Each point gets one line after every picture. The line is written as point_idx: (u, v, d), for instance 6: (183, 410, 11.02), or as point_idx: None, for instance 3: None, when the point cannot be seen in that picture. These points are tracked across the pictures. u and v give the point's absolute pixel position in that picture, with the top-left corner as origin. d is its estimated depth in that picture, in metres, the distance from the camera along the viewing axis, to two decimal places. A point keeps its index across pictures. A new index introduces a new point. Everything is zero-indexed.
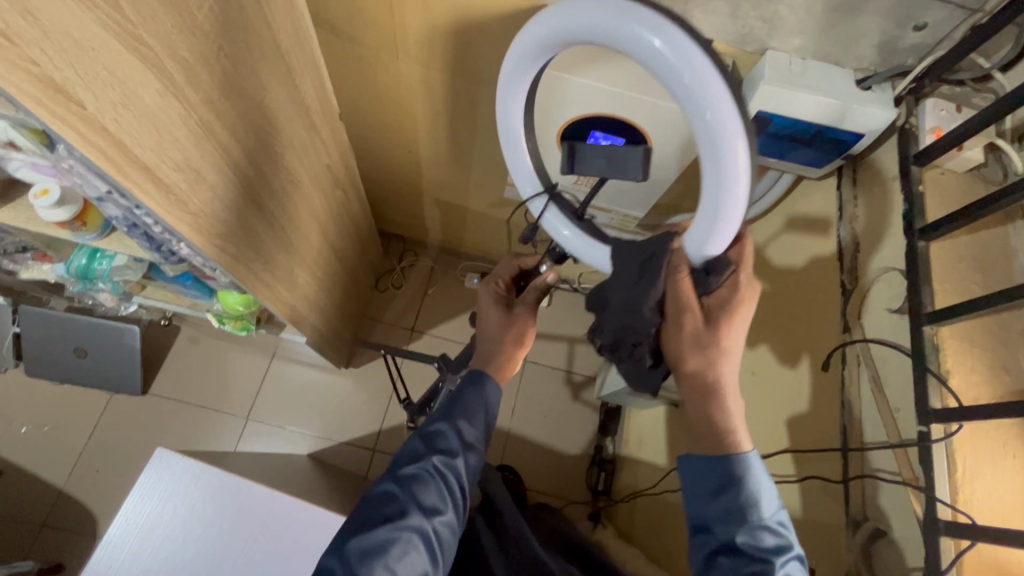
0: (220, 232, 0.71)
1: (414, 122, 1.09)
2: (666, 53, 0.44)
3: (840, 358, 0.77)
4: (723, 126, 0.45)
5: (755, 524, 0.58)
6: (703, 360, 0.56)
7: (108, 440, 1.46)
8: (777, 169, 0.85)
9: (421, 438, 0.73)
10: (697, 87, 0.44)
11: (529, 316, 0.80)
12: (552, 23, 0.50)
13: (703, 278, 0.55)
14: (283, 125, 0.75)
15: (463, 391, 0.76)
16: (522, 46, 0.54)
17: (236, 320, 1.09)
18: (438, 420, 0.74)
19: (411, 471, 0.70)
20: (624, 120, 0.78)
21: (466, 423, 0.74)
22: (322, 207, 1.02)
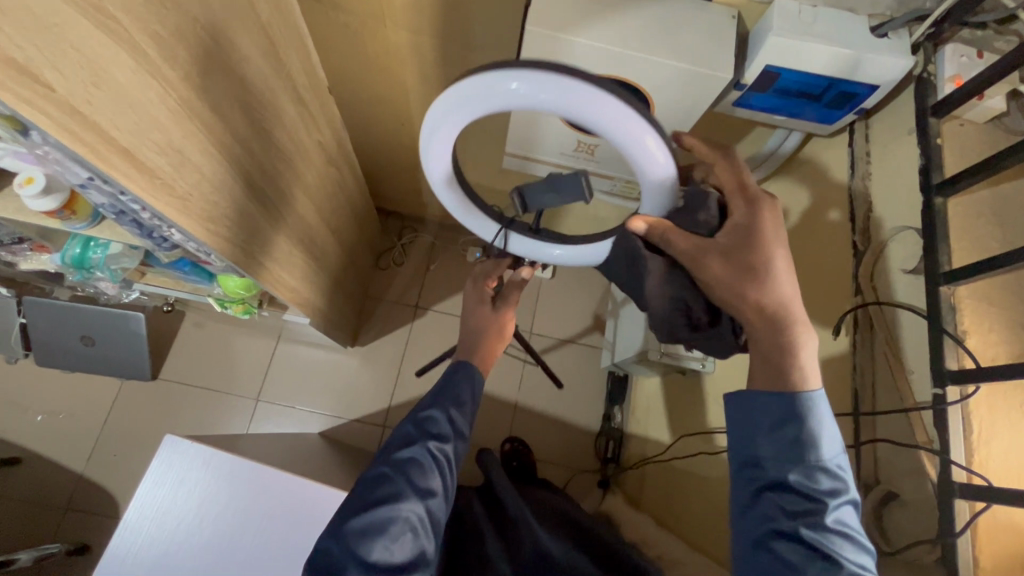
0: (212, 216, 0.69)
1: (407, 91, 1.06)
2: (564, 102, 0.54)
3: (851, 323, 0.74)
4: (629, 133, 0.55)
5: (813, 464, 0.57)
6: (750, 288, 0.57)
7: (123, 424, 1.48)
8: (784, 125, 0.83)
9: (413, 424, 0.73)
10: (596, 120, 0.55)
11: (510, 310, 0.86)
12: (454, 101, 0.58)
13: (695, 224, 0.61)
14: (269, 101, 0.72)
15: (452, 384, 0.77)
16: (429, 126, 0.62)
17: (238, 304, 1.09)
18: (429, 409, 0.74)
19: (405, 455, 0.70)
20: (626, 81, 0.74)
21: (455, 414, 0.75)
22: (316, 187, 1.00)
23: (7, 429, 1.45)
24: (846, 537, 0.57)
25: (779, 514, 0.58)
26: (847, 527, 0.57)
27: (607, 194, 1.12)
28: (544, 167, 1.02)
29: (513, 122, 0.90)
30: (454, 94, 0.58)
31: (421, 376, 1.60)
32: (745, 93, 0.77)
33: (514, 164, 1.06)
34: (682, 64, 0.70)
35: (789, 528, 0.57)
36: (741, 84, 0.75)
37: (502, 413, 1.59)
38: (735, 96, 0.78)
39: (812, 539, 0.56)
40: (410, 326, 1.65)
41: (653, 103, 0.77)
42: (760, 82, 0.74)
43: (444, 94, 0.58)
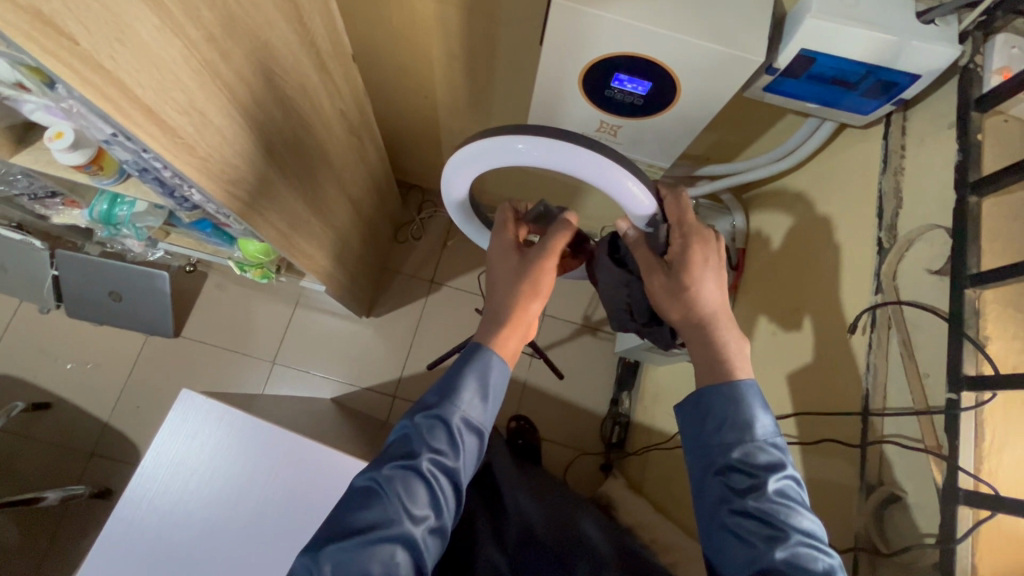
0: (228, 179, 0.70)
1: (432, 63, 1.05)
2: (558, 158, 0.64)
3: (869, 322, 0.70)
4: (618, 181, 0.64)
5: (747, 442, 0.61)
6: (684, 304, 0.64)
7: (146, 378, 1.54)
8: (817, 113, 0.80)
9: (410, 429, 0.68)
10: (590, 171, 0.64)
11: (550, 258, 0.71)
12: (468, 158, 0.68)
13: (656, 241, 0.68)
14: (291, 66, 0.72)
15: (465, 376, 0.69)
16: (449, 170, 0.72)
17: (256, 268, 1.11)
18: (433, 412, 0.68)
19: (394, 472, 0.65)
20: (653, 59, 0.72)
21: (476, 391, 0.69)
22: (338, 155, 1.01)
23: (39, 375, 1.52)
24: (793, 510, 0.59)
25: (729, 494, 0.60)
26: (790, 498, 0.60)
27: None
28: None
29: (534, 102, 0.89)
30: (466, 155, 0.68)
31: (433, 350, 1.63)
32: (776, 79, 0.74)
33: None
34: (712, 44, 0.67)
35: (739, 506, 0.59)
36: (774, 68, 0.72)
37: (510, 391, 1.61)
38: (766, 81, 0.75)
39: (759, 513, 0.58)
40: (425, 300, 1.66)
41: (678, 84, 0.75)
42: (796, 65, 0.71)
43: (458, 151, 0.68)
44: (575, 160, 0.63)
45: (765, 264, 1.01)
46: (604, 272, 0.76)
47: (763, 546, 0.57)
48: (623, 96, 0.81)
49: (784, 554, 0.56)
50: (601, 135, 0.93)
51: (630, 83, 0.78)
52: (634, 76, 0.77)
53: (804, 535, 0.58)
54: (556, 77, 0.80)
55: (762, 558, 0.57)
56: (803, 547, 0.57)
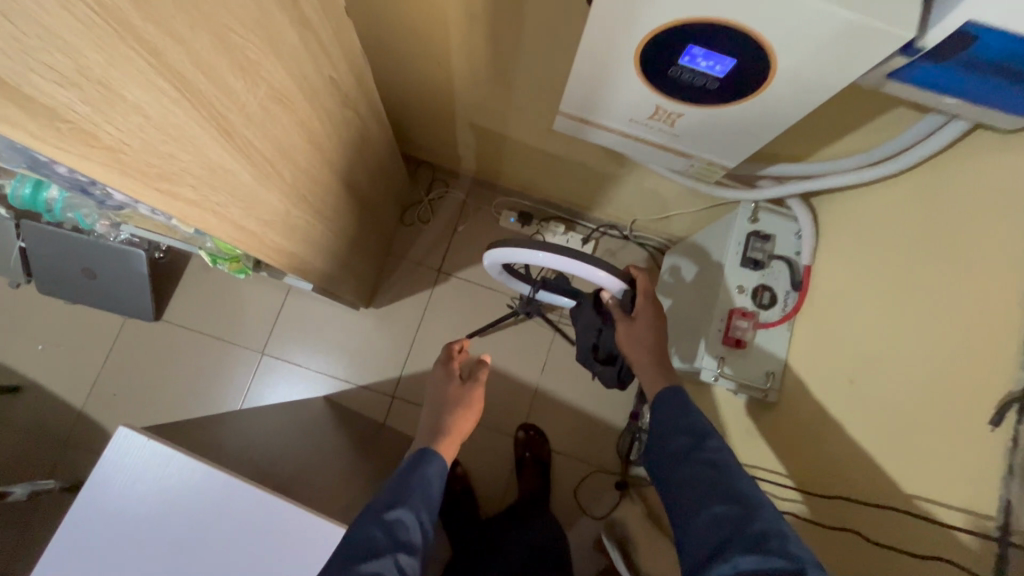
0: (159, 170, 0.53)
1: (444, 21, 0.85)
2: (547, 260, 0.83)
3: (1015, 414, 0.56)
4: (590, 270, 0.81)
5: (699, 470, 0.66)
6: (636, 350, 0.82)
7: (124, 364, 1.42)
8: (952, 108, 0.60)
9: (380, 532, 0.63)
10: (564, 263, 0.82)
11: (478, 390, 0.88)
12: (494, 252, 0.89)
13: (626, 302, 0.85)
14: (248, 18, 0.53)
15: (423, 480, 0.71)
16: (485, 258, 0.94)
17: (232, 262, 0.95)
18: (401, 509, 0.66)
19: (375, 569, 0.59)
20: (742, 29, 0.52)
21: (430, 494, 0.71)
22: (328, 134, 0.83)
23: (9, 355, 1.40)
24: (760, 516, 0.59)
25: (714, 536, 0.60)
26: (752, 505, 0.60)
27: (677, 172, 0.93)
28: (606, 134, 0.82)
29: (573, 79, 0.70)
30: (495, 251, 0.89)
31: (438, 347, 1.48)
32: (911, 63, 0.54)
33: (566, 127, 0.84)
34: (837, 9, 0.47)
35: (725, 541, 0.58)
36: (915, 49, 0.51)
37: (521, 397, 1.47)
38: (896, 65, 0.55)
39: (739, 538, 0.57)
40: (430, 292, 1.50)
41: (773, 63, 0.55)
42: (944, 45, 0.51)
43: (489, 250, 0.89)
44: (558, 261, 0.82)
45: (847, 294, 0.83)
46: (578, 322, 0.94)
47: (734, 525, 0.59)
48: (693, 77, 0.61)
49: (758, 523, 0.58)
50: (655, 123, 0.74)
51: (704, 60, 0.58)
52: (712, 52, 0.57)
53: (765, 506, 0.60)
54: (605, 47, 0.61)
55: (738, 534, 0.58)
56: (782, 547, 0.55)
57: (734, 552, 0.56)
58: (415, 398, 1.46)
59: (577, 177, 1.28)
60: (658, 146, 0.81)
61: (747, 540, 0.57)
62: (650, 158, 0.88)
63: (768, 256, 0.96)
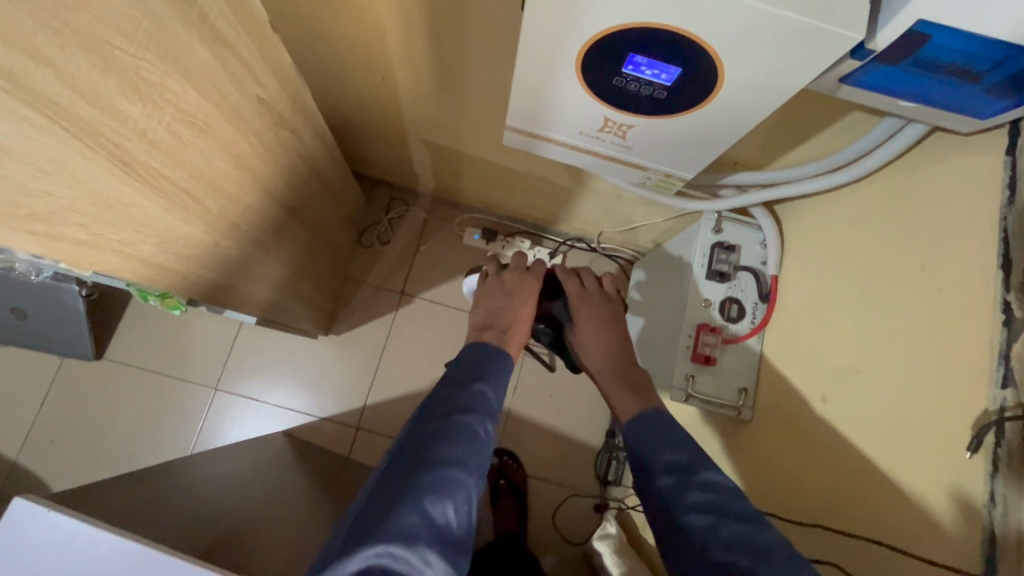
0: (30, 207, 0.46)
1: (383, 35, 0.80)
2: None
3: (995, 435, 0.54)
4: None
5: (675, 472, 0.63)
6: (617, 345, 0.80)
7: (63, 408, 1.32)
8: (909, 110, 0.57)
9: (464, 395, 0.67)
10: None
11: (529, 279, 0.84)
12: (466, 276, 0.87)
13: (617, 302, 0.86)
14: (140, 34, 0.48)
15: (501, 365, 0.73)
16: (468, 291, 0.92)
17: (164, 299, 0.87)
18: (484, 382, 0.69)
19: (462, 424, 0.64)
20: (685, 36, 0.49)
21: (492, 396, 0.68)
22: (260, 158, 0.77)
23: None
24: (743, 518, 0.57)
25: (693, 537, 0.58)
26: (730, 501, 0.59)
27: (635, 184, 0.89)
28: (557, 148, 0.78)
29: (515, 92, 0.66)
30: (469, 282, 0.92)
31: (404, 373, 1.41)
32: (864, 66, 0.51)
33: (516, 143, 0.80)
34: (778, 12, 0.44)
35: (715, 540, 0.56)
36: (865, 54, 0.49)
37: None
38: (848, 69, 0.52)
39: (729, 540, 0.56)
40: (394, 316, 1.44)
41: (720, 72, 0.52)
42: (895, 46, 0.48)
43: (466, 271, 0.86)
44: None
45: (814, 303, 0.80)
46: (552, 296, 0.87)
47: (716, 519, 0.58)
48: (638, 87, 0.58)
49: (743, 526, 0.56)
50: (606, 136, 0.70)
51: (649, 69, 0.55)
52: (655, 60, 0.53)
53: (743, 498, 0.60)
54: (544, 59, 0.57)
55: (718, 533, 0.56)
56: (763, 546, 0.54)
57: (713, 548, 0.56)
58: (383, 428, 1.39)
59: (539, 191, 1.24)
60: (612, 160, 0.77)
61: (733, 541, 0.55)
62: (607, 172, 0.84)
63: (734, 267, 0.92)
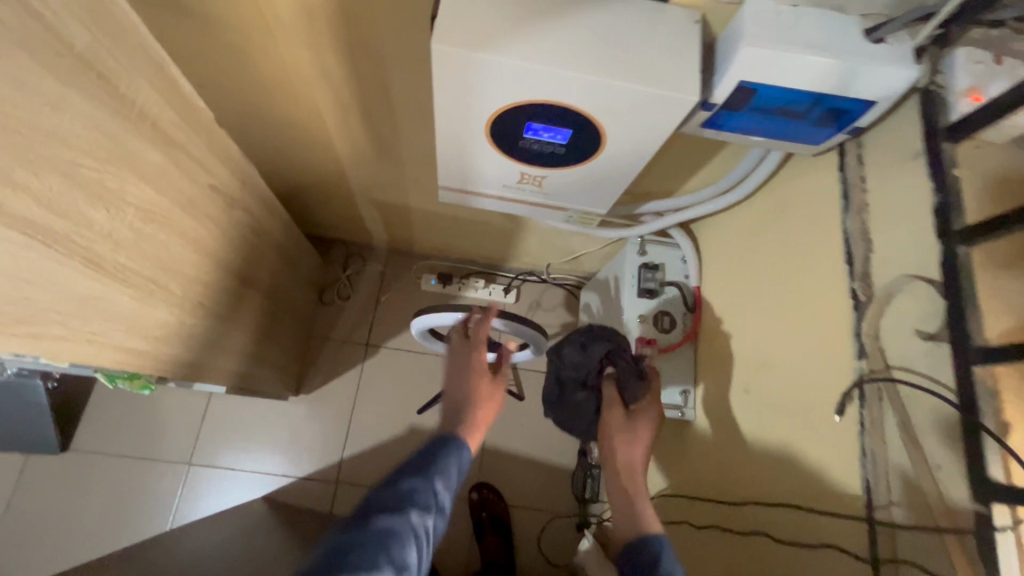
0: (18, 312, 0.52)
1: (322, 117, 0.90)
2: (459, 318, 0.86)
3: (857, 396, 0.59)
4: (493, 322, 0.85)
5: None
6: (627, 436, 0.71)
7: (28, 507, 1.29)
8: (763, 146, 0.70)
9: (417, 460, 0.62)
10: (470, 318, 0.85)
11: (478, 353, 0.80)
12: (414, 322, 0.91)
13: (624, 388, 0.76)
14: (99, 150, 0.55)
15: (459, 439, 0.66)
16: (419, 334, 0.96)
17: (132, 380, 0.90)
18: (445, 443, 0.65)
19: (411, 497, 0.57)
20: (566, 105, 0.60)
21: (450, 461, 0.63)
22: (215, 237, 0.83)
23: None
24: None
25: None
26: None
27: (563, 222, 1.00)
28: (487, 200, 0.88)
29: (440, 158, 0.76)
30: (418, 320, 0.90)
31: (377, 421, 1.45)
32: (715, 114, 0.64)
33: (451, 199, 0.90)
34: (635, 84, 0.55)
35: None
36: (711, 104, 0.62)
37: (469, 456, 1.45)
38: (703, 117, 0.64)
39: None
40: (361, 367, 1.49)
41: (601, 129, 0.63)
42: (733, 99, 0.61)
43: (413, 320, 0.88)
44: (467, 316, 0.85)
45: (728, 306, 0.91)
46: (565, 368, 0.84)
47: None
48: (541, 146, 0.69)
49: None
50: (525, 186, 0.81)
51: (545, 132, 0.66)
52: (548, 125, 0.64)
53: None
54: (458, 131, 0.68)
55: None
56: None
57: None
58: (361, 478, 1.41)
59: (484, 234, 1.34)
60: (536, 205, 0.88)
61: None
62: (535, 215, 0.94)
63: (660, 283, 1.03)
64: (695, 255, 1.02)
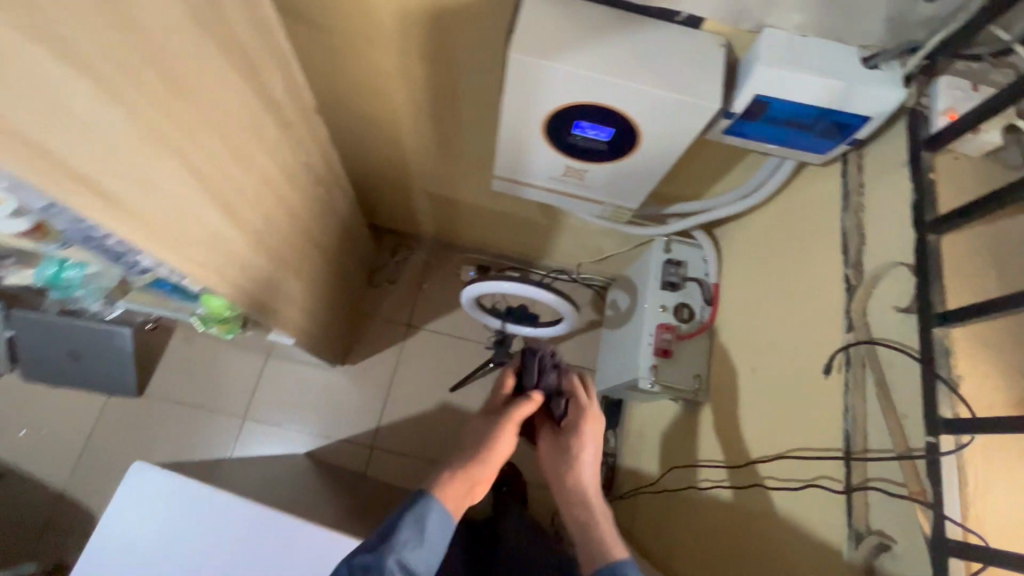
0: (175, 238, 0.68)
1: (397, 113, 1.06)
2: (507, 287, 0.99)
3: (842, 361, 0.70)
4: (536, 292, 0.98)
5: None
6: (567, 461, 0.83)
7: (104, 443, 1.46)
8: (776, 154, 0.82)
9: (384, 531, 0.70)
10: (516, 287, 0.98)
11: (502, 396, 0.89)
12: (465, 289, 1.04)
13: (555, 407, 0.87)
14: (241, 119, 0.71)
15: (426, 512, 0.70)
16: (466, 301, 1.09)
17: (222, 324, 1.06)
18: (410, 511, 0.70)
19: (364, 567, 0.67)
20: (610, 107, 0.73)
21: (409, 530, 0.69)
22: (303, 206, 0.99)
23: None
24: None
25: None
26: None
27: (598, 216, 1.12)
28: (533, 191, 1.01)
29: (499, 150, 0.90)
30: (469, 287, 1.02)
31: (411, 396, 1.59)
32: (735, 122, 0.76)
33: (503, 189, 1.04)
34: (669, 92, 0.69)
35: None
36: (732, 113, 0.74)
37: None
38: (726, 124, 0.77)
39: None
40: (401, 345, 1.63)
41: (639, 129, 0.76)
42: (751, 110, 0.73)
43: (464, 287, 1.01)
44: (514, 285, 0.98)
45: (742, 299, 1.02)
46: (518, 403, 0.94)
47: None
48: (587, 142, 0.82)
49: None
50: (568, 179, 0.94)
51: (591, 130, 0.79)
52: (595, 123, 0.78)
53: None
54: (518, 126, 0.82)
55: None
56: None
57: None
58: (394, 445, 1.54)
59: (523, 230, 1.47)
60: (576, 198, 1.01)
61: None
62: (573, 208, 1.07)
63: (682, 277, 1.14)
64: (715, 255, 1.13)
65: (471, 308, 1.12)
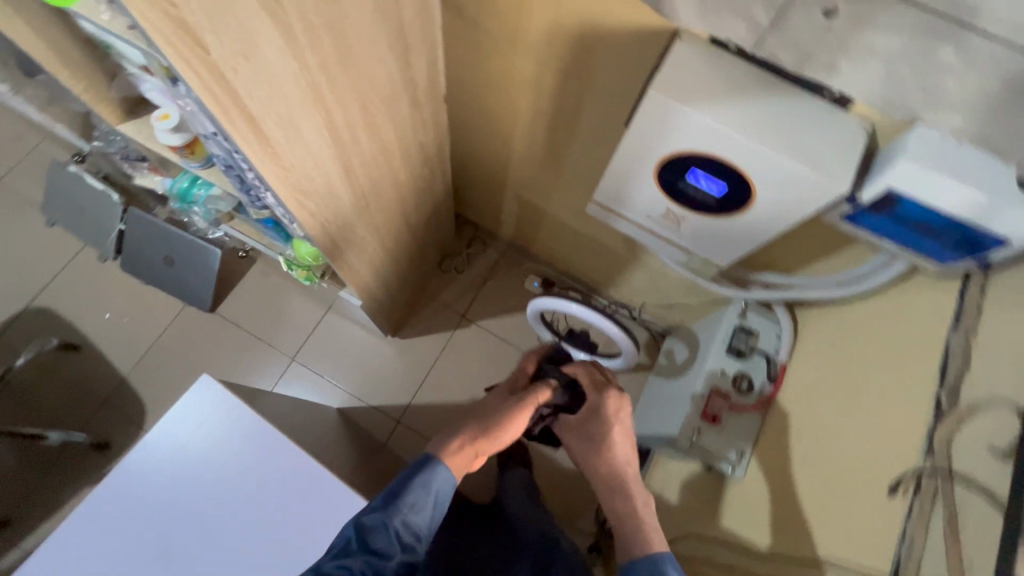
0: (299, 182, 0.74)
1: (516, 117, 1.09)
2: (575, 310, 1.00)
3: (913, 488, 0.69)
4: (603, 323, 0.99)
5: None
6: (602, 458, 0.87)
7: (169, 345, 1.59)
8: (891, 250, 0.78)
9: (390, 491, 0.74)
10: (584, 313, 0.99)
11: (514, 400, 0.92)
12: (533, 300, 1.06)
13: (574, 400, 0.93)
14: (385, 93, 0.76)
15: (434, 476, 0.75)
16: (530, 312, 1.10)
17: (304, 269, 1.14)
18: (418, 476, 0.75)
19: (371, 524, 0.70)
20: (732, 165, 0.73)
21: (418, 493, 0.73)
22: (408, 182, 1.04)
23: (79, 317, 1.61)
24: None
25: None
26: None
27: (681, 265, 1.11)
28: (626, 224, 1.02)
29: (604, 177, 0.91)
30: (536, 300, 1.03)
31: (448, 384, 1.62)
32: (856, 210, 0.74)
33: (597, 214, 1.05)
34: (798, 163, 0.68)
35: None
36: (857, 199, 0.72)
37: None
38: (846, 208, 0.75)
39: None
40: (452, 334, 1.67)
41: (754, 192, 0.75)
42: (878, 201, 0.70)
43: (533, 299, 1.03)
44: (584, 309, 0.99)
45: (811, 387, 0.97)
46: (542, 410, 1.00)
47: None
48: (697, 191, 0.82)
49: None
50: (665, 222, 0.94)
51: (706, 181, 0.79)
52: (710, 176, 0.78)
53: None
54: (633, 159, 0.83)
55: None
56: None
57: None
58: (420, 425, 1.58)
59: (599, 256, 1.48)
60: (666, 241, 1.01)
61: None
62: (660, 250, 1.06)
63: (751, 348, 1.10)
64: (793, 335, 1.08)
65: (533, 318, 1.13)
